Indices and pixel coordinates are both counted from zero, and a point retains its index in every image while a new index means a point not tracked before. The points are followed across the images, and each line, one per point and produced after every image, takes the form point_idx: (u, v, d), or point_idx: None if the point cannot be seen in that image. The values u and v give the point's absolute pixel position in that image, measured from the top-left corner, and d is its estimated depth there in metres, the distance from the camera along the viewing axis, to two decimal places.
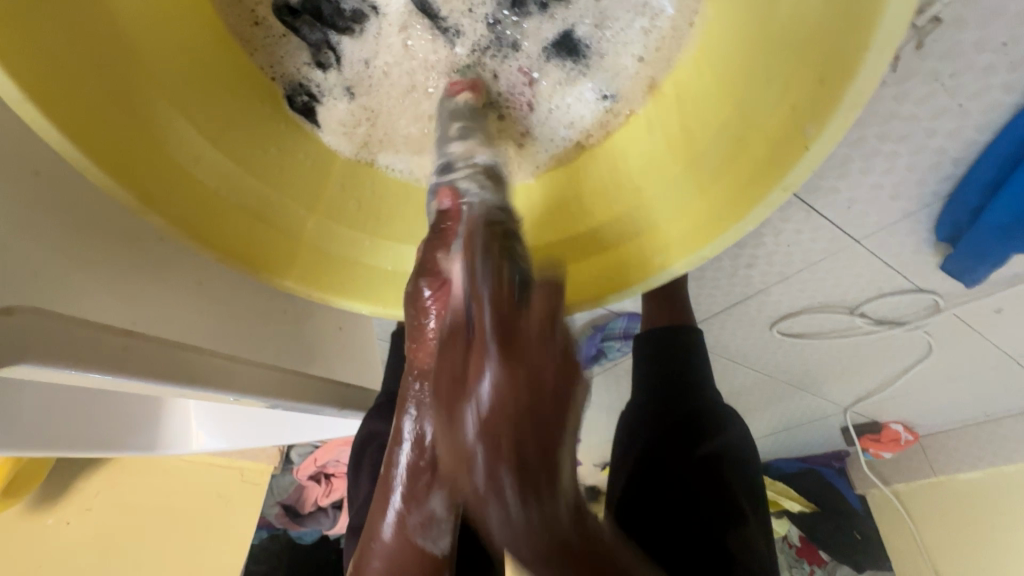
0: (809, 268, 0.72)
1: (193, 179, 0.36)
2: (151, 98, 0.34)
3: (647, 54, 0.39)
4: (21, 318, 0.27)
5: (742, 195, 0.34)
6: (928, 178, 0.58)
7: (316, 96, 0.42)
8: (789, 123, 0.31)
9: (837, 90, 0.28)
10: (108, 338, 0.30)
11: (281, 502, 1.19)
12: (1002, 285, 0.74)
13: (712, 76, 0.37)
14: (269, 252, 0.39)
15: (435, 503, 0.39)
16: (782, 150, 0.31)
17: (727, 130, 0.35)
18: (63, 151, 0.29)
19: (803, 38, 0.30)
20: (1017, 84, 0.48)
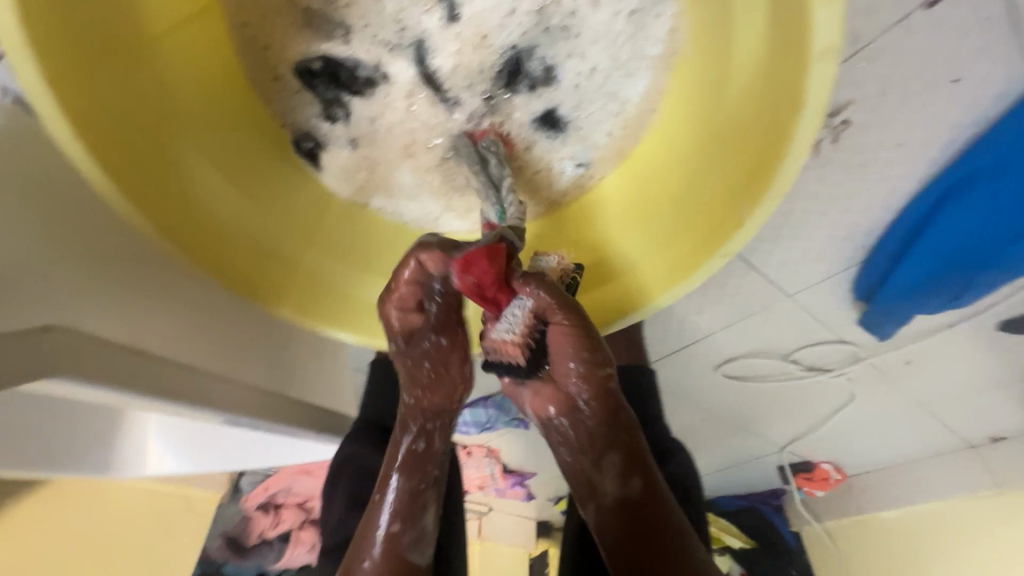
0: (748, 318, 0.81)
1: (206, 213, 0.40)
2: (177, 138, 0.38)
3: (614, 132, 0.46)
4: (55, 336, 0.29)
5: (692, 257, 0.40)
6: (846, 246, 0.68)
7: (322, 144, 0.47)
8: (727, 203, 0.38)
9: (763, 181, 0.35)
10: (124, 357, 0.33)
11: (224, 533, 1.21)
12: (909, 339, 0.85)
13: (669, 155, 0.44)
14: (269, 282, 0.43)
15: (428, 517, 0.48)
16: (722, 224, 0.38)
17: (680, 201, 0.43)
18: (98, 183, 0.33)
19: (739, 136, 0.37)
20: (911, 175, 0.58)
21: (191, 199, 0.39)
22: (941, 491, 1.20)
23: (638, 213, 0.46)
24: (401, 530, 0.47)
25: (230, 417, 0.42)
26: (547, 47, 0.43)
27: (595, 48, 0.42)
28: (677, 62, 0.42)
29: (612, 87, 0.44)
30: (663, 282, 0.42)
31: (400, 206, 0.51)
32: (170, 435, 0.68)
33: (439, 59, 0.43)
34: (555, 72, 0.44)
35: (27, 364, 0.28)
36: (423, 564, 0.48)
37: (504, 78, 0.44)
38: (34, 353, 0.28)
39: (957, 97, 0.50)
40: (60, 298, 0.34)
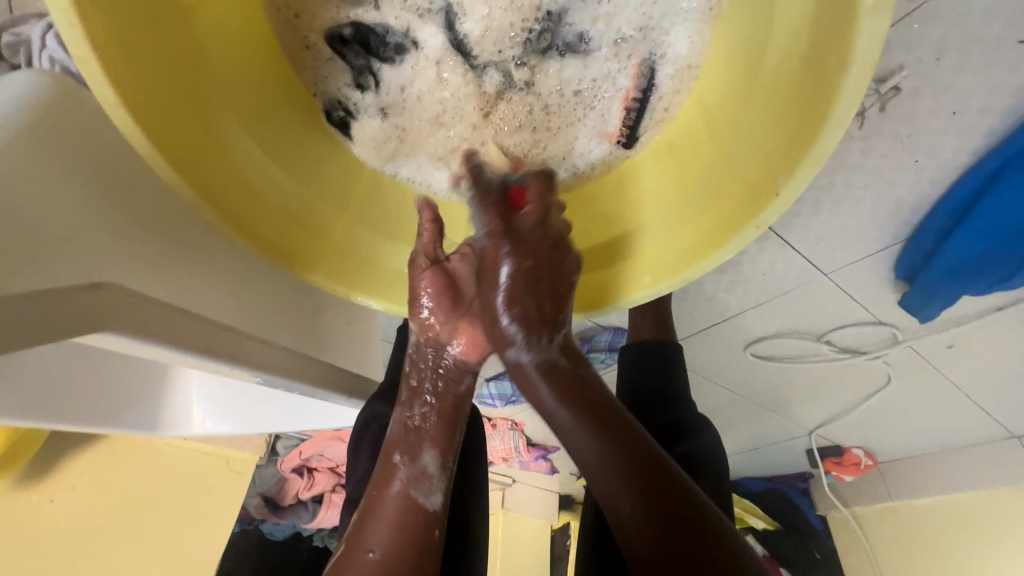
0: (781, 297, 0.79)
1: (244, 180, 0.41)
2: (217, 106, 0.40)
3: (652, 104, 0.45)
4: (107, 292, 0.31)
5: (722, 229, 0.39)
6: (889, 222, 0.65)
7: (353, 113, 0.47)
8: (764, 172, 0.37)
9: (803, 145, 0.33)
10: (171, 315, 0.35)
11: (262, 493, 1.25)
12: (953, 322, 0.82)
13: (701, 123, 0.43)
14: (303, 250, 0.44)
15: (429, 458, 0.49)
16: (759, 193, 0.37)
17: (712, 172, 0.41)
18: (136, 139, 0.34)
19: (779, 104, 0.36)
20: (966, 146, 0.55)
21: (227, 166, 0.40)
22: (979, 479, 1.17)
23: (651, 193, 0.46)
24: (402, 463, 0.49)
25: (266, 376, 0.43)
26: (578, 11, 0.43)
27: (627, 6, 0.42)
28: (716, 26, 0.41)
29: (649, 48, 0.43)
30: (692, 253, 0.41)
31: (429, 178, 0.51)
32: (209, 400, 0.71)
33: (469, 25, 0.44)
34: (584, 37, 0.44)
35: (70, 320, 0.29)
36: (429, 506, 0.48)
37: (535, 45, 0.44)
38: (79, 308, 0.30)
39: (1023, 60, 0.47)
40: (112, 259, 0.36)
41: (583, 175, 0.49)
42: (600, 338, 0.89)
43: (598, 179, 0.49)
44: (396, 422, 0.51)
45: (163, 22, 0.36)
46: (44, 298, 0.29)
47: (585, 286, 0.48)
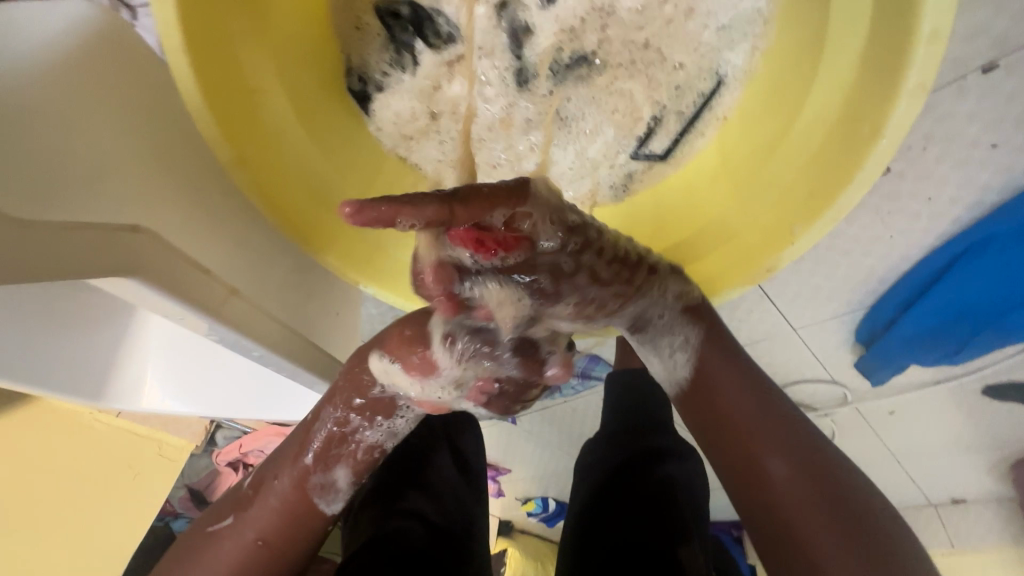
0: (751, 345, 0.83)
1: (275, 145, 0.41)
2: (266, 69, 0.40)
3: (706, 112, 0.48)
4: (141, 237, 0.31)
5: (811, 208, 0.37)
6: (858, 290, 0.71)
7: (379, 87, 0.47)
8: (851, 129, 0.34)
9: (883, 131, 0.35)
10: (191, 269, 0.34)
11: (189, 486, 1.19)
12: (897, 391, 0.90)
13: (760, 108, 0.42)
14: (323, 229, 0.44)
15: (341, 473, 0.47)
16: (814, 194, 0.37)
17: (804, 144, 0.38)
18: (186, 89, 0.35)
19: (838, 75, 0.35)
20: (933, 231, 0.61)
21: (264, 129, 0.40)
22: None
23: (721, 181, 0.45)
24: (311, 469, 0.47)
25: (265, 352, 0.41)
26: (649, 28, 0.44)
27: (705, 34, 0.43)
28: (751, 77, 0.43)
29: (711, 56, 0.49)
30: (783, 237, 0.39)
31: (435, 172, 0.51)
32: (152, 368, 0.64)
33: (531, 30, 0.45)
34: (651, 51, 0.44)
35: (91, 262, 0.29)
36: (327, 511, 0.49)
37: (581, 56, 0.46)
38: (109, 248, 0.30)
39: (991, 161, 0.53)
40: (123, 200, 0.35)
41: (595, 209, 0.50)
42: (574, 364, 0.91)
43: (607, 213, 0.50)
44: (321, 420, 0.46)
45: None
46: (74, 235, 0.28)
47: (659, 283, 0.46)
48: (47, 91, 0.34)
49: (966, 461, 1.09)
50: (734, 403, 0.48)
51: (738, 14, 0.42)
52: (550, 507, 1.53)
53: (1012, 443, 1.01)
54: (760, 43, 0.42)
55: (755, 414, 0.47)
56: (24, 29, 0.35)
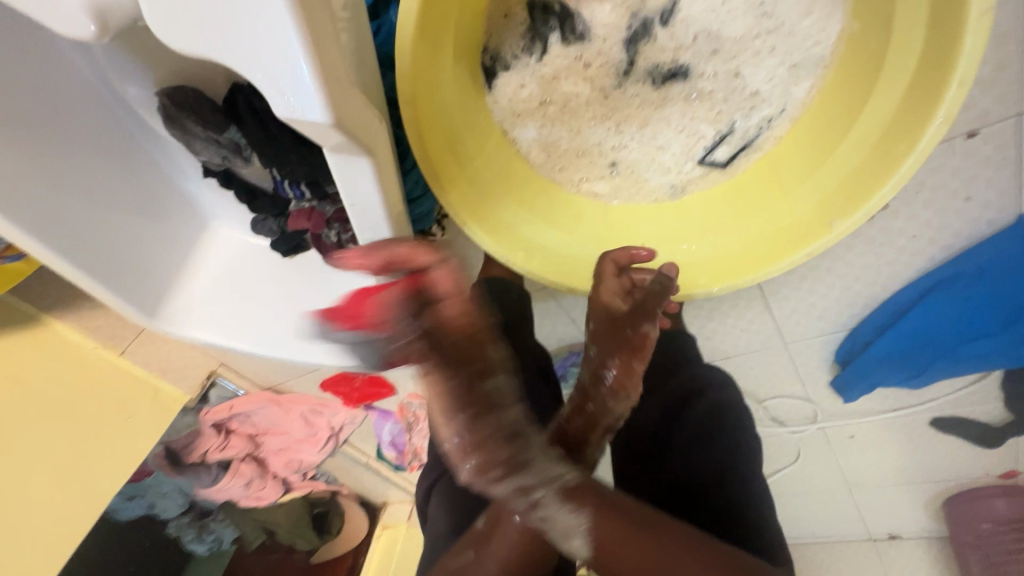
0: (745, 353, 0.96)
1: (434, 96, 0.50)
2: (446, 34, 0.49)
3: (761, 138, 0.57)
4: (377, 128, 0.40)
5: (846, 208, 0.49)
6: (845, 312, 0.84)
7: (506, 66, 0.57)
8: (893, 142, 0.46)
9: (898, 137, 0.46)
10: (388, 174, 0.43)
11: (166, 443, 1.28)
12: (860, 415, 1.03)
13: (816, 123, 0.54)
14: (447, 173, 0.53)
15: (506, 484, 0.62)
16: (856, 194, 0.49)
17: (850, 152, 0.50)
18: (405, 34, 0.44)
19: (891, 100, 0.47)
20: (913, 265, 0.75)
21: (432, 81, 0.49)
22: (833, 554, 1.46)
23: (777, 181, 0.56)
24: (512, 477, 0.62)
25: None
26: (740, 56, 0.54)
27: (779, 69, 0.54)
28: (806, 107, 0.54)
29: (762, 104, 0.56)
30: (823, 227, 0.51)
31: (529, 144, 0.60)
32: (220, 276, 0.83)
33: (648, 41, 0.55)
34: (738, 79, 0.55)
35: (359, 130, 0.36)
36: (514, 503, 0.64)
37: (683, 70, 0.56)
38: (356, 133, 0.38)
39: (965, 212, 0.67)
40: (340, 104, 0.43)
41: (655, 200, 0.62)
42: None
43: (663, 204, 0.62)
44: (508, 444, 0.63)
45: None
46: None
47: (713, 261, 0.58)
48: None
49: (906, 494, 1.23)
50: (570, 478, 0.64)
51: (809, 56, 0.53)
52: None
53: (946, 479, 1.16)
54: (819, 82, 0.53)
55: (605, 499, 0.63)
56: None
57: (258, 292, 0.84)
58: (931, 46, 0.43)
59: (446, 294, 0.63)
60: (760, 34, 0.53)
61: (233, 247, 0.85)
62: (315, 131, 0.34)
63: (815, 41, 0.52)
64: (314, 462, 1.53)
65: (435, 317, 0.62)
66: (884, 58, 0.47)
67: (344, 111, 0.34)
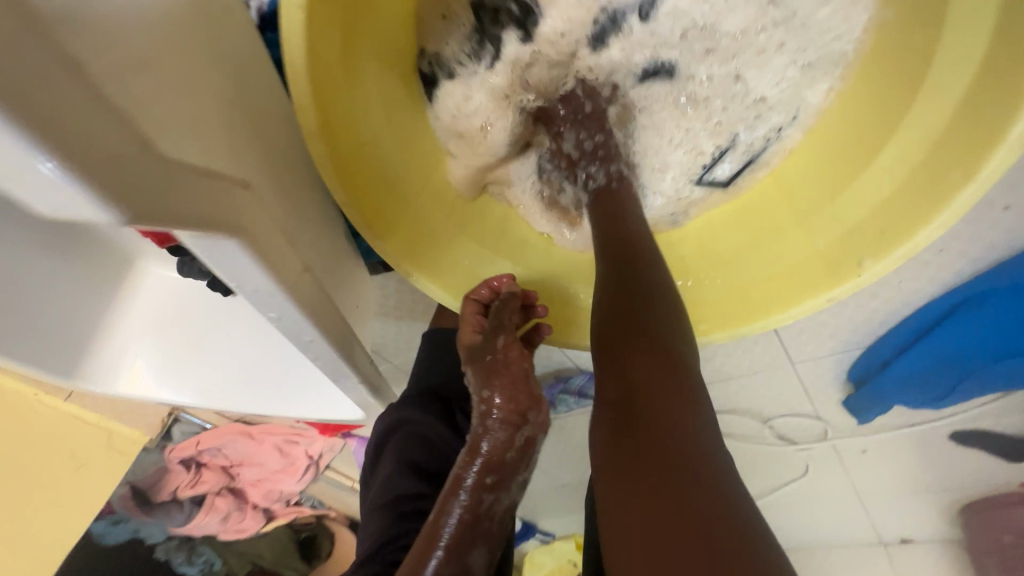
0: (748, 375, 0.86)
1: (355, 126, 0.40)
2: (360, 49, 0.40)
3: (762, 150, 0.49)
4: (243, 196, 0.31)
5: (881, 245, 0.39)
6: (860, 330, 0.74)
7: (450, 75, 0.48)
8: (944, 163, 0.36)
9: (954, 157, 0.36)
10: (277, 242, 0.33)
11: (131, 483, 1.18)
12: (874, 431, 0.95)
13: (840, 135, 0.44)
14: (383, 220, 0.43)
15: (475, 550, 0.54)
16: (895, 228, 0.39)
17: (885, 174, 0.40)
18: (291, 56, 0.33)
19: (941, 110, 0.37)
20: (937, 280, 0.66)
21: (349, 107, 0.39)
22: (841, 563, 1.39)
23: (790, 206, 0.46)
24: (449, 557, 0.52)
25: (315, 338, 0.39)
26: (741, 55, 0.47)
27: (788, 68, 0.46)
28: (823, 116, 0.46)
29: (760, 111, 0.48)
30: (851, 266, 0.41)
31: (494, 163, 0.51)
32: (156, 323, 0.72)
33: (619, 33, 0.49)
34: (739, 81, 0.48)
35: (183, 208, 0.26)
36: None
37: (666, 67, 0.50)
38: (219, 202, 0.29)
39: (1000, 221, 0.58)
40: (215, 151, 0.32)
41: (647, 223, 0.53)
42: (573, 382, 0.90)
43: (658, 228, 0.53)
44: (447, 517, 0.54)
45: None
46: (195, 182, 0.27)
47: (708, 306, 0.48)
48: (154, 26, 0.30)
49: (919, 504, 1.16)
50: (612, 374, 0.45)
51: (827, 53, 0.44)
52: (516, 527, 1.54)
53: (964, 488, 1.08)
54: (838, 84, 0.45)
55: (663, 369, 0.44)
56: None
57: (205, 339, 0.74)
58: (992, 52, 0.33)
59: (512, 361, 0.55)
60: (765, 27, 0.45)
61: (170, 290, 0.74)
62: (148, 211, 0.24)
63: (834, 34, 0.44)
64: (294, 491, 1.39)
65: (490, 355, 0.55)
66: (928, 60, 0.37)
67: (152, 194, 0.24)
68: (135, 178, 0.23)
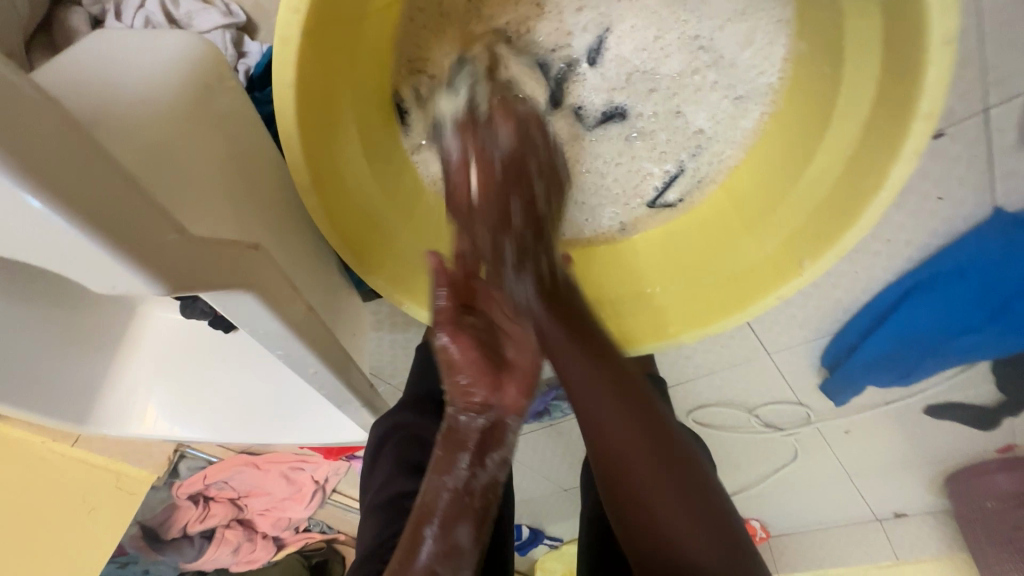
0: (729, 368, 0.91)
1: (342, 173, 0.44)
2: (346, 103, 0.43)
3: (711, 170, 0.52)
4: (260, 254, 0.36)
5: (813, 248, 0.45)
6: (826, 318, 0.79)
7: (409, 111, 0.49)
8: (858, 176, 0.41)
9: (868, 169, 0.41)
10: (288, 289, 0.38)
11: (141, 522, 1.20)
12: (854, 411, 1.00)
13: (776, 149, 0.48)
14: (374, 255, 0.47)
15: (462, 532, 0.45)
16: (826, 232, 0.44)
17: (815, 184, 0.45)
18: (287, 126, 0.38)
19: (855, 127, 0.42)
20: (890, 268, 0.71)
21: (336, 158, 0.43)
22: (842, 542, 1.43)
23: (738, 215, 0.51)
24: (435, 535, 0.45)
25: (320, 369, 0.44)
26: (680, 93, 0.48)
27: (722, 103, 0.48)
28: (759, 136, 0.49)
29: (703, 139, 0.51)
30: (791, 268, 0.46)
31: None
32: (159, 363, 0.75)
33: (575, 82, 0.49)
34: (679, 117, 0.50)
35: (214, 275, 0.31)
36: None
37: (618, 111, 0.50)
38: (239, 261, 0.33)
39: (939, 211, 0.63)
40: (223, 213, 0.37)
41: (601, 238, 0.57)
42: None
43: (611, 243, 0.57)
44: (431, 490, 0.46)
45: (350, 25, 0.39)
46: (219, 248, 0.32)
47: (670, 313, 0.53)
48: (156, 111, 0.35)
49: (908, 478, 1.20)
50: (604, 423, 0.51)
51: (755, 87, 0.47)
52: (524, 534, 1.56)
53: (948, 460, 1.13)
54: (770, 109, 0.48)
55: (644, 440, 0.51)
56: (131, 53, 0.36)
57: (204, 379, 0.77)
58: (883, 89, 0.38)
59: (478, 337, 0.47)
60: (699, 69, 0.47)
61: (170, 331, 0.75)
62: (187, 279, 0.29)
63: (760, 70, 0.47)
64: (303, 517, 1.39)
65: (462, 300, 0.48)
66: (839, 87, 0.42)
67: (189, 267, 0.29)
68: (177, 258, 0.28)
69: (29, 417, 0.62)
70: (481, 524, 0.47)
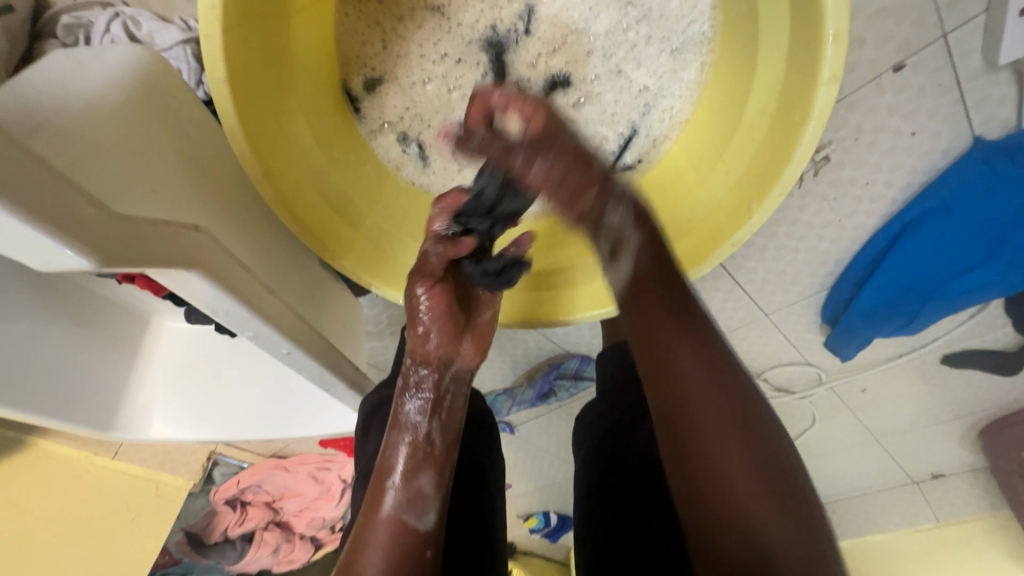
0: (729, 333, 0.90)
1: (296, 163, 0.47)
2: (286, 97, 0.46)
3: (663, 128, 0.53)
4: (202, 236, 0.38)
5: (761, 187, 0.44)
6: (818, 271, 0.78)
7: (364, 104, 0.53)
8: (791, 106, 0.42)
9: (796, 98, 0.41)
10: (236, 269, 0.41)
11: (185, 529, 1.28)
12: (866, 367, 0.97)
13: (720, 98, 0.49)
14: (338, 238, 0.49)
15: (425, 479, 0.51)
16: (771, 169, 0.44)
17: (758, 123, 0.45)
18: (229, 119, 0.41)
19: (779, 59, 0.43)
20: (875, 212, 0.69)
21: (286, 148, 0.46)
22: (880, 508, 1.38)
23: (694, 167, 0.51)
24: (399, 487, 0.50)
25: (293, 349, 0.47)
26: (618, 52, 0.51)
27: (661, 57, 0.50)
28: (702, 87, 0.51)
29: (649, 95, 0.52)
30: (742, 210, 0.46)
31: (423, 177, 0.55)
32: (174, 371, 0.81)
33: (515, 50, 0.51)
34: (622, 77, 0.51)
35: (145, 252, 0.33)
36: (421, 527, 0.49)
37: (561, 78, 0.52)
38: (179, 240, 0.36)
39: (914, 147, 0.62)
40: (177, 200, 0.40)
41: None
42: (567, 365, 0.91)
43: None
44: (390, 448, 0.51)
45: (269, 21, 0.43)
46: (155, 229, 0.35)
47: None
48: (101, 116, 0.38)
49: (939, 435, 1.15)
50: (674, 354, 0.47)
51: (688, 37, 0.49)
52: (552, 520, 1.57)
53: (977, 412, 1.08)
54: (708, 58, 0.49)
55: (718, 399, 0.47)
56: (85, 71, 0.40)
57: (214, 379, 0.81)
58: (795, 21, 0.40)
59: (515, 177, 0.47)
60: (630, 25, 0.50)
61: (183, 343, 0.82)
62: (117, 251, 0.32)
63: (691, 19, 0.49)
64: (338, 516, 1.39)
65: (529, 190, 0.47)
66: (760, 28, 0.43)
67: (116, 241, 0.32)
68: (107, 233, 0.31)
69: (52, 424, 0.66)
70: (445, 464, 0.52)
